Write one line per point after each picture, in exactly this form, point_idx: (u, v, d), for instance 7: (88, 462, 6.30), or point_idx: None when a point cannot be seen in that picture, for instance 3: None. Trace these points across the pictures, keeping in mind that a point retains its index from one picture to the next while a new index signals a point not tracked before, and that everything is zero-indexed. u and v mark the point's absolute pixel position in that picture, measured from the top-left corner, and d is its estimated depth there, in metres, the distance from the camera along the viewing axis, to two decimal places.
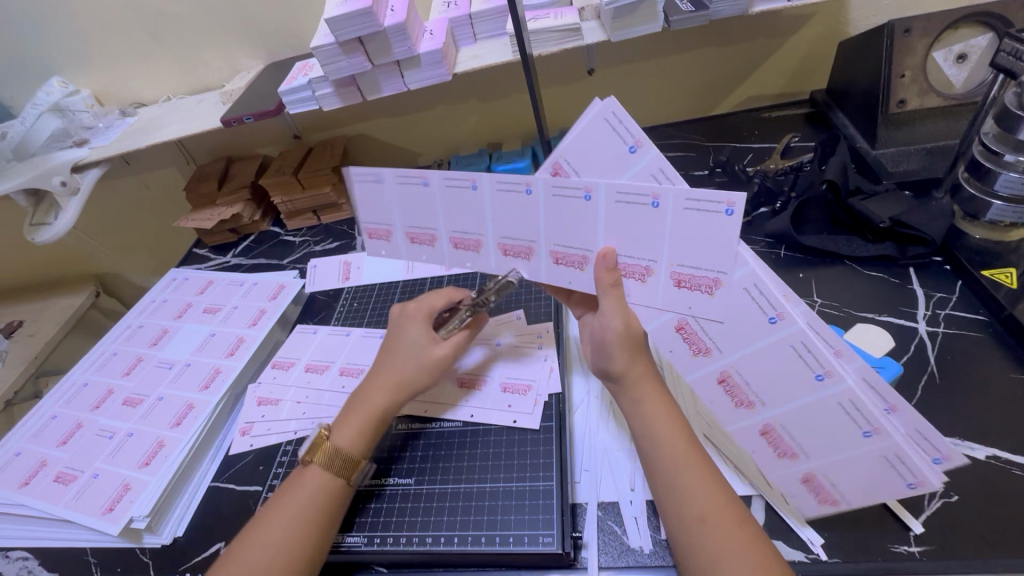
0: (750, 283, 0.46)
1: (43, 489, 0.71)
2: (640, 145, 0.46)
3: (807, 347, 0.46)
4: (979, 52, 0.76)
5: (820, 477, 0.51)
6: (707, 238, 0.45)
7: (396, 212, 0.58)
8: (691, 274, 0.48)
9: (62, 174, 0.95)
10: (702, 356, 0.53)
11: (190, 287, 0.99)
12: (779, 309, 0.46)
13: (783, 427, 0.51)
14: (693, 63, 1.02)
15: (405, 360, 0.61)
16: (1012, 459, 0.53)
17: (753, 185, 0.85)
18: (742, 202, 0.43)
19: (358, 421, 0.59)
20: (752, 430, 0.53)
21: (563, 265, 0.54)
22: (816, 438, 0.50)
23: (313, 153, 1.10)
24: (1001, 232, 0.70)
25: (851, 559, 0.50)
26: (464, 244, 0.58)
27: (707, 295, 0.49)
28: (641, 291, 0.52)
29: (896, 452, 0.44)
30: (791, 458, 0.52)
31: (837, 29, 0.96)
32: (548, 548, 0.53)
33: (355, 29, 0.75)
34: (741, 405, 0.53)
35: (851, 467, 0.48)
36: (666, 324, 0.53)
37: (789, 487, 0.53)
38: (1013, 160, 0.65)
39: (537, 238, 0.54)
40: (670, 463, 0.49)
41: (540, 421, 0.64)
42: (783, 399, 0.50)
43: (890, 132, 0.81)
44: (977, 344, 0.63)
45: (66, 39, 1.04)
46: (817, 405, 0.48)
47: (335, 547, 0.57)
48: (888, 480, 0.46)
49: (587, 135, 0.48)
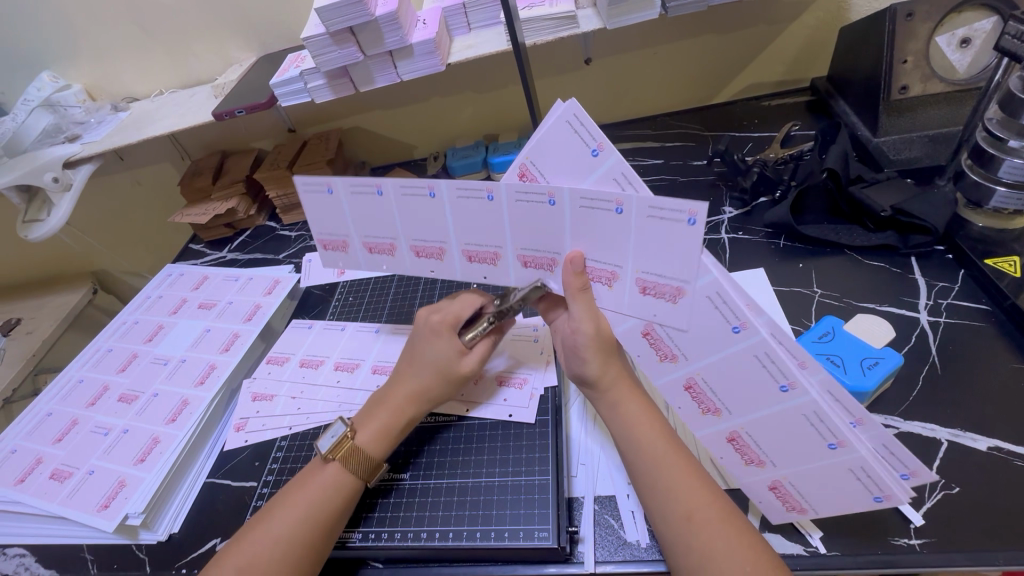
0: (711, 291, 0.45)
1: (38, 486, 0.71)
2: (602, 148, 0.44)
3: (772, 358, 0.44)
4: (983, 36, 0.74)
5: (786, 485, 0.50)
6: (670, 244, 0.44)
7: (351, 222, 0.60)
8: (655, 282, 0.47)
9: (54, 169, 0.94)
10: (669, 361, 0.52)
11: (186, 283, 0.99)
12: (742, 319, 0.45)
13: (749, 435, 0.50)
14: (692, 51, 1.01)
15: (423, 368, 0.60)
16: (1014, 450, 0.52)
17: (753, 174, 0.83)
18: (704, 213, 0.41)
19: (381, 422, 0.58)
20: (720, 437, 0.52)
21: (531, 267, 0.54)
22: (781, 449, 0.48)
23: (307, 146, 1.08)
24: (1004, 220, 0.69)
25: (849, 552, 0.49)
26: (427, 251, 0.59)
27: (672, 304, 0.47)
28: (608, 296, 0.51)
29: (862, 465, 0.44)
30: (758, 465, 0.51)
31: (838, 14, 0.94)
32: (544, 543, 0.52)
33: (346, 18, 0.73)
34: (707, 412, 0.52)
35: (817, 476, 0.47)
36: (632, 328, 0.52)
37: (756, 494, 0.52)
38: (1017, 146, 0.64)
39: (503, 244, 0.54)
40: (656, 460, 0.48)
41: (537, 415, 0.63)
42: (751, 408, 0.49)
43: (892, 119, 0.79)
44: (979, 333, 0.62)
45: (56, 33, 1.03)
46: (783, 417, 0.47)
47: (341, 544, 0.57)
48: (852, 489, 0.46)
49: (552, 139, 0.46)
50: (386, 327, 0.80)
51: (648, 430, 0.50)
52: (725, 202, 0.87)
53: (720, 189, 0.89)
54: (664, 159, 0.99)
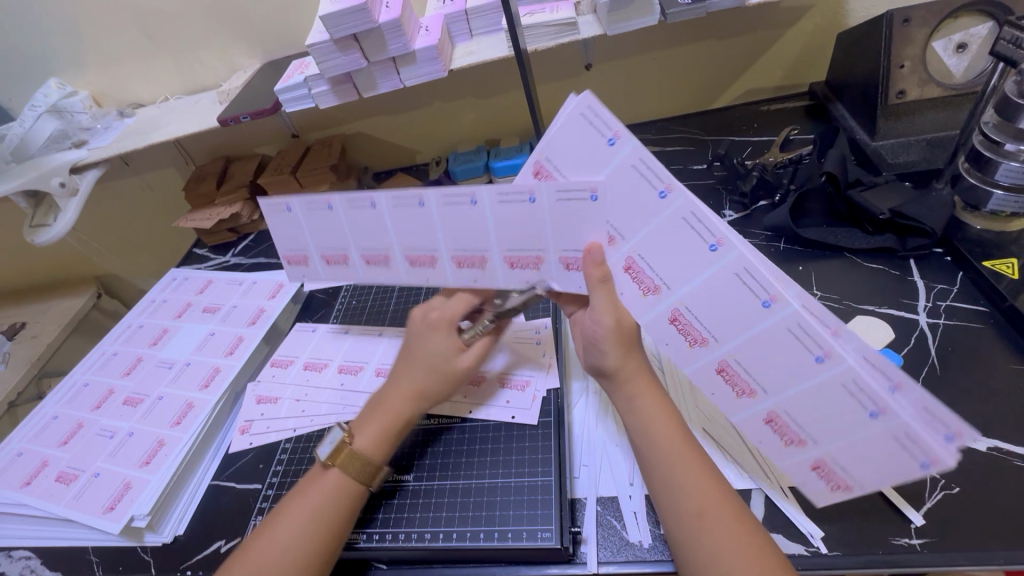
0: (739, 266, 0.46)
1: (44, 489, 0.71)
2: (619, 137, 0.47)
3: (804, 328, 0.45)
4: (979, 42, 0.75)
5: (829, 464, 0.48)
6: (647, 219, 0.49)
7: (309, 237, 0.67)
8: (642, 268, 0.51)
9: (61, 175, 0.95)
10: (698, 346, 0.52)
11: (190, 287, 0.99)
12: (773, 293, 0.46)
13: (785, 414, 0.49)
14: (690, 57, 1.02)
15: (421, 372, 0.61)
16: (1013, 450, 0.52)
17: (752, 178, 0.84)
18: (678, 189, 0.46)
19: (381, 423, 0.59)
20: (755, 420, 0.52)
21: (466, 268, 0.60)
22: (818, 423, 0.48)
23: (311, 151, 1.09)
24: (1002, 223, 0.70)
25: (851, 552, 0.49)
26: (420, 261, 0.62)
27: (641, 294, 0.52)
28: (636, 299, 0.53)
29: (906, 430, 0.42)
30: (798, 445, 0.50)
31: (836, 20, 0.95)
32: (548, 543, 0.52)
33: (350, 25, 0.74)
34: (741, 394, 0.51)
35: (858, 449, 0.46)
36: (660, 315, 0.52)
37: (800, 476, 0.51)
38: (1013, 149, 0.64)
39: (438, 248, 0.60)
40: (670, 459, 0.49)
41: (539, 417, 0.64)
42: (787, 385, 0.48)
43: (890, 124, 0.80)
44: (978, 335, 0.62)
45: (63, 41, 1.04)
46: (819, 389, 0.46)
47: (347, 545, 0.57)
48: (899, 461, 0.44)
49: (568, 131, 0.50)
50: (389, 331, 0.81)
51: (661, 428, 0.51)
52: (725, 206, 0.87)
53: (720, 193, 0.90)
54: (664, 163, 1.00)
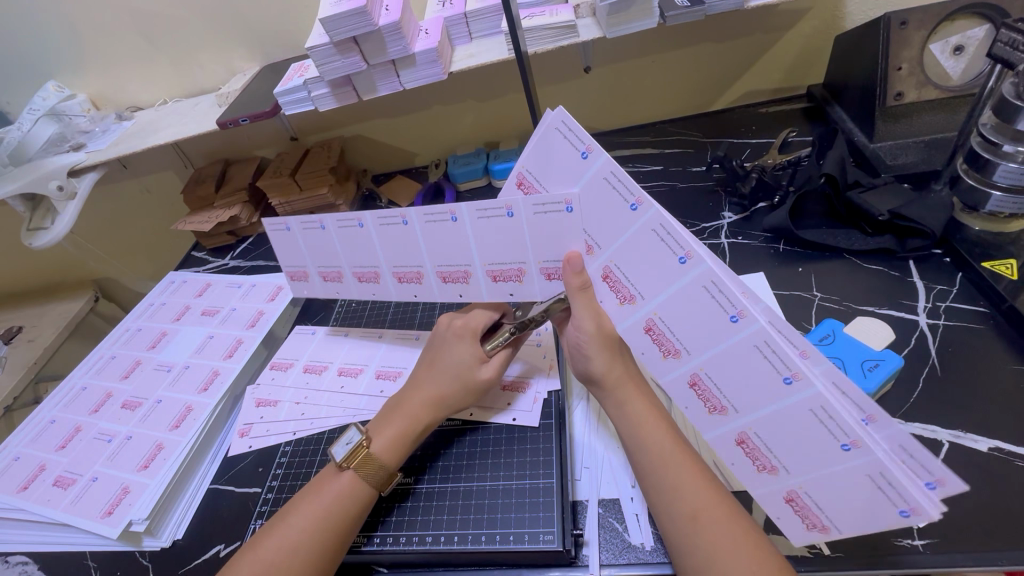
0: (706, 279, 0.47)
1: (42, 494, 0.71)
2: (590, 151, 0.49)
3: (771, 346, 0.44)
4: (976, 44, 0.76)
5: (801, 496, 0.47)
6: (619, 230, 0.50)
7: (307, 255, 0.70)
8: (619, 277, 0.52)
9: (60, 177, 0.95)
10: (671, 358, 0.52)
11: (189, 290, 0.99)
12: (740, 308, 0.46)
13: (757, 435, 0.49)
14: (689, 60, 1.02)
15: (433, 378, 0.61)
16: (1014, 450, 0.53)
17: (751, 180, 0.84)
18: (647, 204, 0.47)
19: (397, 428, 0.59)
20: (728, 438, 0.51)
21: (450, 282, 0.63)
22: (790, 451, 0.47)
23: (310, 155, 1.09)
24: (1001, 224, 0.70)
25: (854, 553, 0.49)
26: (453, 277, 0.63)
27: (619, 302, 0.54)
28: (614, 309, 0.54)
29: (880, 470, 0.41)
30: (770, 473, 0.49)
31: (833, 23, 0.96)
32: (549, 546, 0.52)
33: (350, 28, 0.74)
34: (714, 410, 0.51)
35: (830, 484, 0.45)
36: (636, 324, 0.53)
37: (774, 507, 0.50)
38: (1011, 151, 0.63)
39: (422, 263, 0.63)
40: (662, 461, 0.49)
41: (539, 419, 0.64)
42: (756, 405, 0.48)
43: (888, 125, 0.81)
44: (978, 335, 0.62)
45: (61, 44, 1.04)
46: (788, 413, 0.45)
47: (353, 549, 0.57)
48: (876, 504, 0.42)
49: (545, 145, 0.53)
50: (389, 333, 0.81)
51: (653, 431, 0.51)
52: (725, 208, 0.87)
53: (718, 195, 0.90)
54: (663, 165, 1.00)
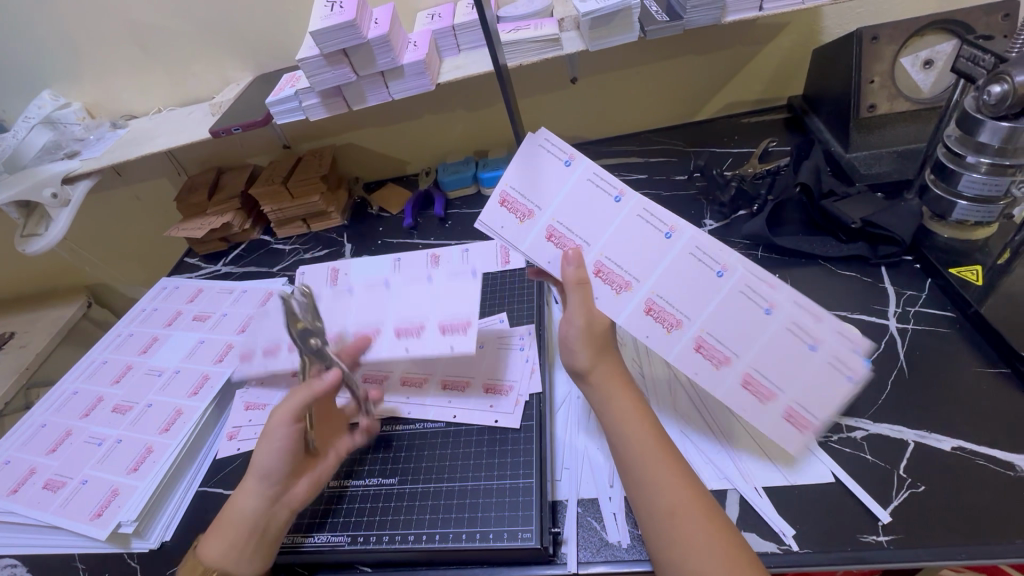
0: (692, 246, 0.54)
1: (32, 496, 0.72)
2: (572, 158, 0.57)
3: (751, 286, 0.52)
4: (944, 58, 0.79)
5: (801, 411, 0.51)
6: (604, 220, 0.57)
7: (277, 325, 0.74)
8: (611, 268, 0.57)
9: (53, 185, 0.97)
10: (675, 330, 0.56)
11: (180, 296, 1.00)
12: (722, 263, 0.54)
13: (756, 373, 0.53)
14: (672, 71, 1.05)
15: (255, 473, 0.56)
16: (975, 449, 0.55)
17: (731, 188, 0.88)
18: (629, 194, 0.56)
19: (222, 528, 0.54)
20: (734, 389, 0.54)
21: (449, 333, 0.66)
22: (788, 374, 0.51)
23: (302, 162, 1.11)
24: (968, 232, 0.72)
25: (821, 549, 0.51)
26: (451, 328, 0.66)
27: (614, 293, 0.57)
28: (611, 300, 0.57)
29: (847, 355, 0.49)
30: (771, 403, 0.52)
31: (812, 36, 0.99)
32: (527, 543, 0.54)
33: (339, 41, 0.77)
34: (719, 365, 0.54)
35: (822, 389, 0.50)
36: (637, 309, 0.56)
37: (779, 436, 0.52)
38: (975, 162, 0.66)
39: (429, 316, 0.68)
40: (639, 457, 0.50)
41: (521, 420, 0.65)
42: (749, 344, 0.53)
43: (862, 136, 0.83)
44: (945, 339, 0.65)
45: (57, 54, 1.06)
46: (773, 339, 0.52)
47: (295, 548, 0.59)
48: (857, 392, 0.48)
49: (525, 160, 0.59)
50: None
51: (635, 428, 0.52)
52: (706, 215, 0.90)
53: (701, 203, 0.93)
54: (647, 174, 1.03)
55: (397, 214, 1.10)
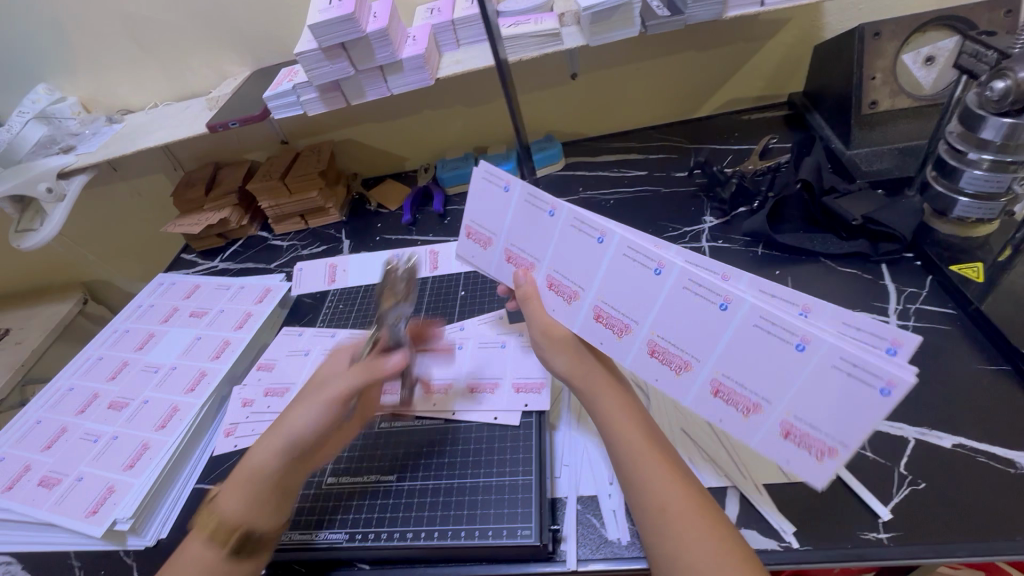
0: (625, 246, 0.51)
1: (27, 493, 0.71)
2: (509, 184, 0.58)
3: (696, 281, 0.47)
4: (946, 54, 0.78)
5: (796, 423, 0.43)
6: (545, 236, 0.56)
7: (304, 374, 0.78)
8: (559, 280, 0.56)
9: (48, 180, 0.96)
10: (625, 335, 0.52)
11: (177, 292, 1.00)
12: (659, 260, 0.49)
13: (725, 376, 0.47)
14: (673, 68, 1.04)
15: (284, 431, 0.54)
16: (976, 447, 0.54)
17: (732, 185, 0.87)
18: (562, 206, 0.54)
19: (241, 487, 0.53)
20: (704, 395, 0.48)
21: (523, 392, 0.67)
22: (761, 376, 0.45)
23: (300, 158, 1.11)
24: (969, 229, 0.72)
25: (821, 546, 0.51)
26: (526, 387, 0.67)
27: (567, 303, 0.56)
28: (565, 310, 0.56)
29: (840, 353, 0.40)
30: (756, 412, 0.45)
31: (813, 32, 0.99)
32: (527, 541, 0.53)
33: (338, 35, 0.76)
34: (679, 370, 0.49)
35: (811, 392, 0.42)
36: (586, 317, 0.54)
37: (776, 453, 0.44)
38: (976, 158, 0.66)
39: (504, 375, 0.69)
40: (632, 456, 0.50)
41: (521, 417, 0.65)
42: (711, 345, 0.47)
43: (863, 133, 0.83)
44: (945, 336, 0.65)
45: (52, 47, 1.05)
46: (738, 338, 0.45)
47: (314, 544, 0.58)
48: (855, 395, 0.39)
49: (476, 193, 0.61)
50: None
51: (627, 424, 0.52)
52: (706, 212, 0.89)
53: (701, 200, 0.92)
54: (647, 171, 1.02)
55: (396, 210, 1.10)
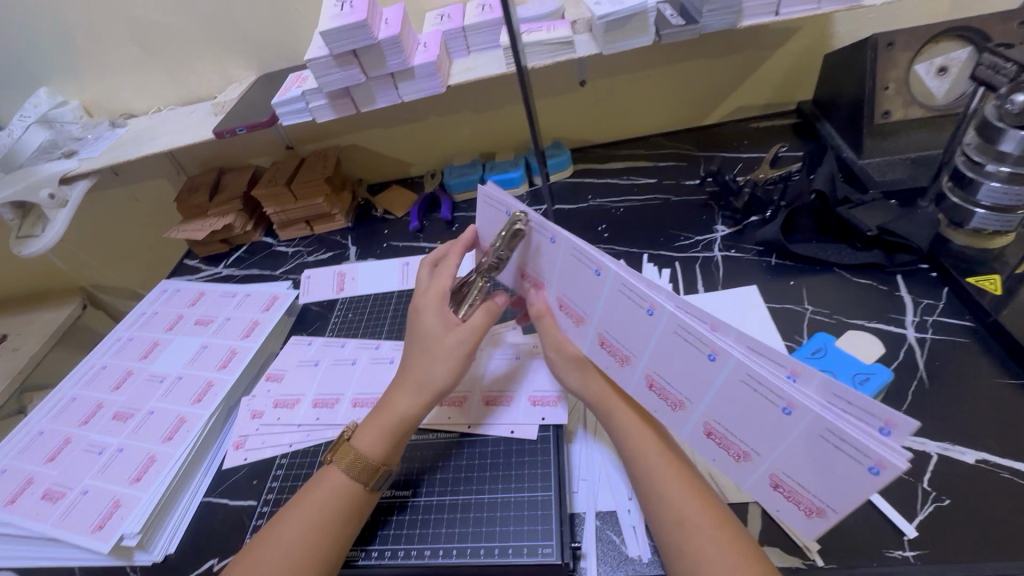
0: (619, 283, 0.51)
1: (29, 507, 0.69)
2: (511, 211, 0.57)
3: (685, 329, 0.47)
4: (959, 64, 0.78)
5: (784, 478, 0.44)
6: (549, 261, 0.57)
7: (314, 385, 0.77)
8: (568, 302, 0.57)
9: (50, 186, 0.95)
10: (626, 364, 0.53)
11: (182, 299, 0.98)
12: (652, 303, 0.48)
13: (716, 421, 0.47)
14: (682, 75, 1.04)
15: (417, 381, 0.60)
16: (1000, 463, 0.54)
17: (744, 195, 0.86)
18: (561, 235, 0.54)
19: (377, 426, 0.59)
20: (697, 433, 0.50)
21: (538, 405, 0.66)
22: (749, 429, 0.45)
23: (306, 163, 1.09)
24: (984, 241, 0.72)
25: (847, 565, 0.50)
26: (542, 400, 0.66)
27: (574, 323, 0.57)
28: (573, 331, 0.58)
29: (825, 428, 0.39)
30: (746, 459, 0.46)
31: (822, 41, 0.98)
32: (548, 559, 0.53)
33: (350, 41, 0.75)
34: (676, 407, 0.50)
35: (796, 455, 0.42)
36: (592, 342, 0.56)
37: (770, 500, 0.46)
38: (994, 170, 0.66)
39: (519, 388, 0.68)
40: (646, 469, 0.50)
41: (538, 431, 0.64)
42: (703, 391, 0.47)
43: (876, 142, 0.83)
44: (963, 348, 0.64)
45: (55, 50, 1.03)
46: (725, 389, 0.45)
47: (347, 563, 0.57)
48: (842, 470, 0.39)
49: (483, 214, 0.62)
50: (387, 343, 0.81)
51: (642, 438, 0.52)
52: (717, 221, 0.89)
53: (712, 209, 0.92)
54: (657, 179, 1.02)
55: (403, 216, 1.09)
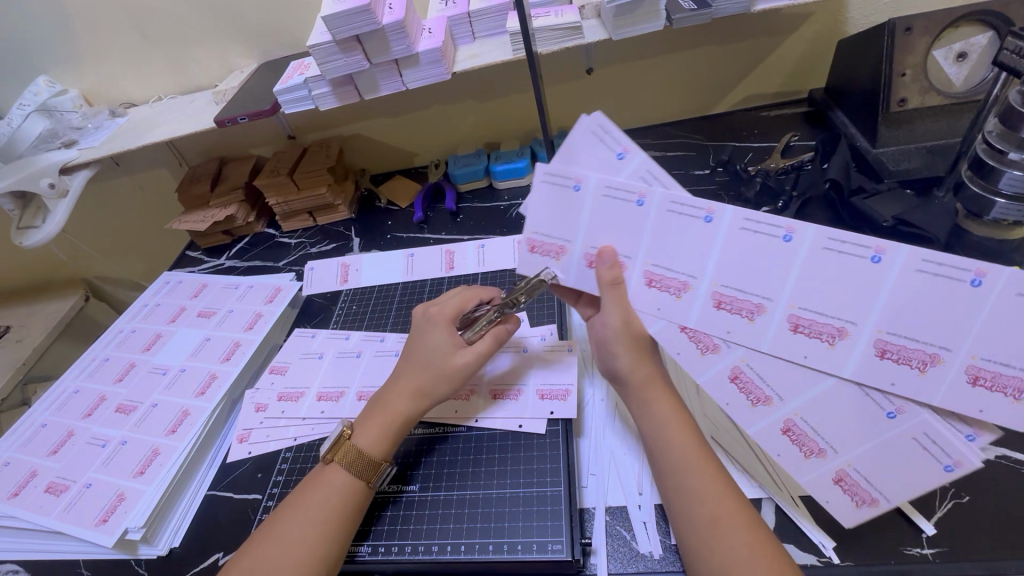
0: (740, 218, 0.47)
1: (34, 500, 0.69)
2: (627, 151, 0.49)
3: (836, 239, 0.44)
4: (979, 50, 0.76)
5: (852, 473, 0.48)
6: (628, 226, 0.51)
7: (317, 379, 0.75)
8: (663, 274, 0.51)
9: (51, 176, 0.93)
10: (757, 316, 0.49)
11: (184, 291, 0.97)
12: (788, 224, 0.45)
13: (890, 334, 0.44)
14: (691, 63, 1.02)
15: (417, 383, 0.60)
16: (1021, 458, 0.53)
17: (756, 184, 0.85)
18: (721, 211, 0.47)
19: (380, 423, 0.59)
20: (868, 360, 0.45)
21: (547, 399, 0.65)
22: (932, 325, 0.42)
23: (308, 153, 1.08)
24: (1004, 230, 0.70)
25: (863, 562, 0.49)
26: (551, 394, 0.65)
27: (676, 297, 0.52)
28: (674, 306, 0.52)
29: (926, 429, 0.44)
30: (818, 456, 0.49)
31: (836, 27, 0.96)
32: (558, 556, 0.52)
33: (353, 26, 0.73)
34: (757, 402, 0.50)
35: (879, 454, 0.47)
36: (703, 307, 0.51)
37: (823, 492, 0.50)
38: (1018, 159, 0.64)
39: (527, 381, 0.67)
40: (685, 466, 0.49)
41: (547, 424, 0.63)
42: (866, 310, 0.44)
43: (891, 131, 0.81)
44: None
45: (53, 37, 1.01)
46: (896, 293, 0.43)
47: (348, 558, 0.56)
48: (921, 466, 0.45)
49: (575, 148, 0.51)
50: (391, 335, 0.79)
51: (678, 431, 0.51)
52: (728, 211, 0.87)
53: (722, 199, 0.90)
54: (665, 168, 1.00)
55: (407, 207, 1.07)
